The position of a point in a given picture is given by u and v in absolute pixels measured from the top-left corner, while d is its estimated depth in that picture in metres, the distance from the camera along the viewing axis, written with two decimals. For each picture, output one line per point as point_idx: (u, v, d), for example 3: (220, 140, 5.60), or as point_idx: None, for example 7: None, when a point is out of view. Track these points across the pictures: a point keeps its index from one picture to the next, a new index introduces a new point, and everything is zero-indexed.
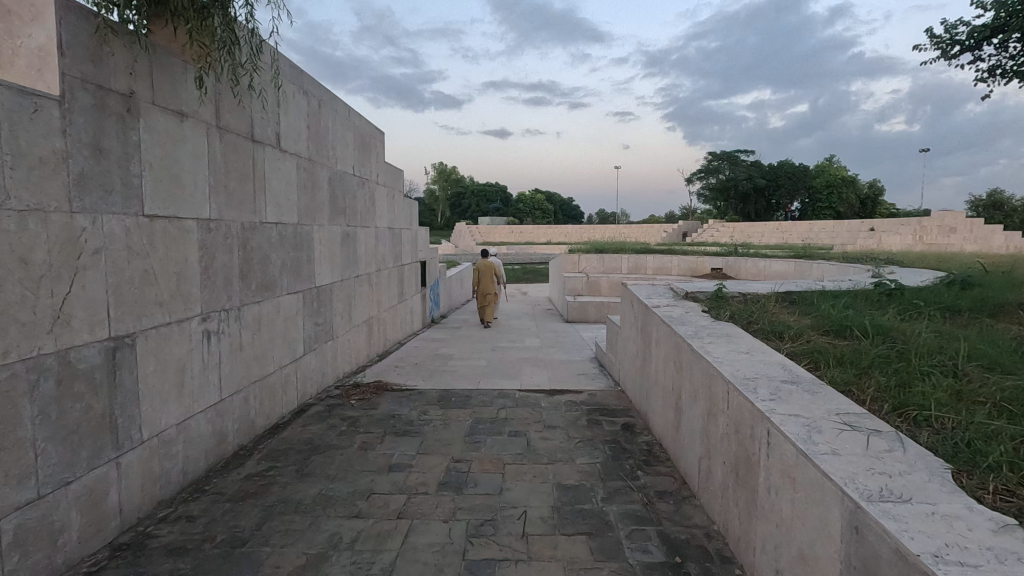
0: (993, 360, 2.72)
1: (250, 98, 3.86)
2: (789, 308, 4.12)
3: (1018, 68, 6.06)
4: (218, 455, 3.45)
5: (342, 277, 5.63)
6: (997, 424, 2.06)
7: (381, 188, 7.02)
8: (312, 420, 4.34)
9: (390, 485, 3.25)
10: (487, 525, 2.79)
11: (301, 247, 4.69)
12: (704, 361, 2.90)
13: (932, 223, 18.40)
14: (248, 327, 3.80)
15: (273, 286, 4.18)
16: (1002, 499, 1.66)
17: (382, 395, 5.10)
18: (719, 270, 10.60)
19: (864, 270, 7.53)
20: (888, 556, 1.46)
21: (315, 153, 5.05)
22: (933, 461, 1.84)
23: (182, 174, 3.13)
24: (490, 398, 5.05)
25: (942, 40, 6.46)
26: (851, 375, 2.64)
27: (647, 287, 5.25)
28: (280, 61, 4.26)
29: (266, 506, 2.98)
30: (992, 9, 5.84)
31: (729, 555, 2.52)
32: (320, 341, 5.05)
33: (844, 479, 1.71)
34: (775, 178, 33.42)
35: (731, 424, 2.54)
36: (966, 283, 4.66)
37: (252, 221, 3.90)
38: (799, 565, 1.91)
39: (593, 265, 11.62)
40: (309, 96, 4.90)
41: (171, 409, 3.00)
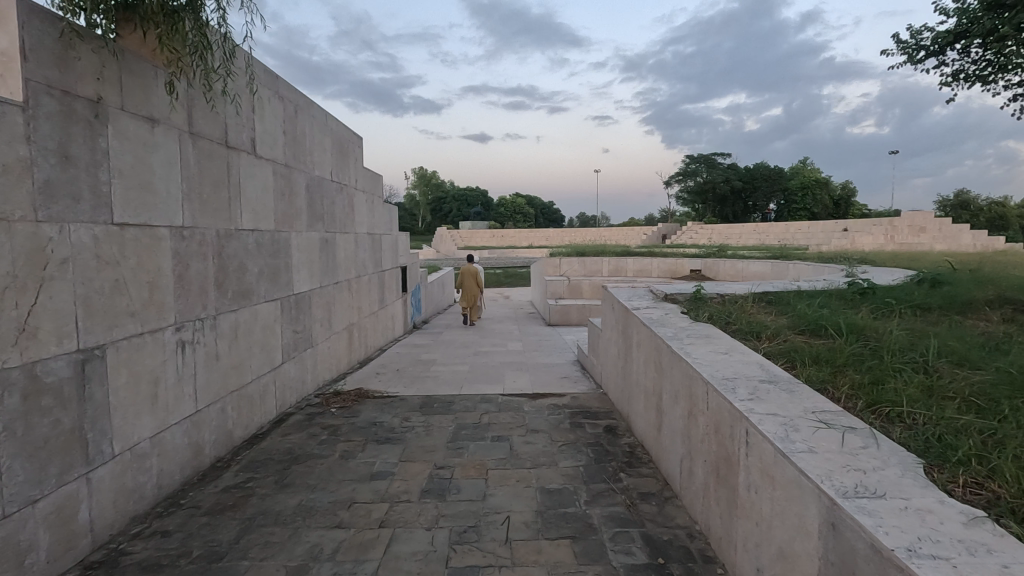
0: (961, 356, 2.80)
1: (224, 104, 3.80)
2: (767, 309, 4.18)
3: (980, 73, 6.27)
4: (194, 467, 3.37)
5: (322, 283, 5.57)
6: (967, 419, 2.12)
7: (361, 194, 6.96)
8: (291, 430, 4.27)
9: (372, 494, 3.21)
10: (470, 531, 2.77)
11: (279, 254, 4.62)
12: (684, 362, 2.93)
13: (902, 223, 18.86)
14: (224, 336, 3.73)
15: (251, 293, 4.12)
16: (971, 491, 1.70)
17: (363, 403, 5.05)
18: (699, 271, 10.72)
19: (839, 270, 7.69)
20: (863, 551, 1.48)
21: (293, 159, 4.99)
22: (906, 457, 1.88)
23: (153, 182, 3.06)
24: (473, 404, 5.02)
25: (908, 46, 6.66)
26: (826, 374, 2.69)
27: (626, 290, 5.29)
28: (254, 65, 4.20)
29: (245, 518, 2.92)
30: (955, 15, 6.04)
31: (711, 555, 2.54)
32: (299, 349, 4.98)
33: (820, 476, 1.74)
34: (752, 181, 33.98)
35: (712, 425, 2.57)
36: (935, 281, 4.79)
37: (228, 229, 3.83)
38: (780, 564, 1.93)
39: (574, 269, 11.66)
40: (285, 101, 4.84)
41: (145, 422, 2.93)
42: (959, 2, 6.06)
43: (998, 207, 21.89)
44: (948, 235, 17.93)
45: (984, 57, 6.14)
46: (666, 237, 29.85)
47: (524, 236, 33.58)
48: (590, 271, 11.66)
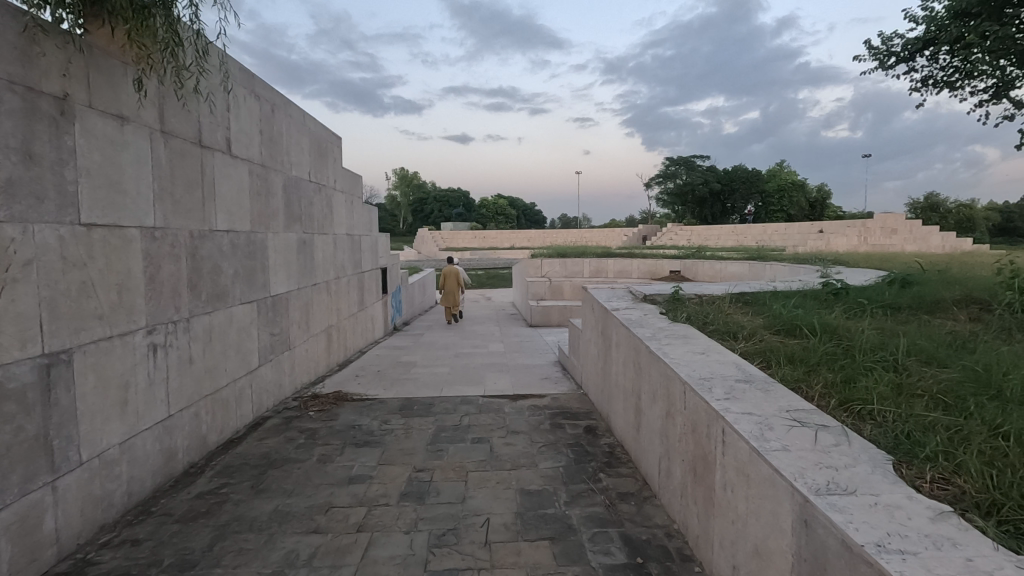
0: (930, 355, 2.87)
1: (197, 102, 3.73)
2: (743, 309, 4.25)
3: (948, 79, 6.46)
4: (166, 474, 3.29)
5: (300, 285, 5.49)
6: (934, 416, 2.17)
7: (339, 194, 6.88)
8: (268, 434, 4.20)
9: (350, 498, 3.17)
10: (449, 534, 2.76)
11: (255, 255, 4.54)
12: (662, 362, 2.96)
13: (875, 225, 19.29)
14: (198, 340, 3.65)
15: (225, 295, 4.04)
16: (938, 487, 1.74)
17: (341, 406, 4.99)
18: (678, 272, 10.84)
19: (814, 271, 7.85)
20: (835, 548, 1.50)
21: (269, 159, 4.92)
22: (876, 454, 1.92)
23: (123, 181, 2.99)
24: (453, 406, 5.00)
25: (879, 52, 6.82)
26: (800, 373, 2.74)
27: (605, 290, 5.31)
28: (228, 63, 4.12)
29: (219, 525, 2.86)
30: (924, 23, 6.21)
31: (689, 553, 2.56)
32: (276, 352, 4.90)
33: (793, 474, 1.77)
34: (730, 183, 34.50)
35: (689, 425, 2.59)
36: (905, 281, 4.90)
37: (202, 229, 3.75)
38: (755, 561, 1.96)
39: (555, 270, 11.68)
40: (261, 100, 4.77)
41: (114, 428, 2.85)
42: (928, 10, 6.24)
43: (965, 210, 22.60)
44: (918, 237, 18.44)
45: (952, 64, 6.32)
46: (646, 237, 30.17)
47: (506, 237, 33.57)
48: (571, 272, 11.69)
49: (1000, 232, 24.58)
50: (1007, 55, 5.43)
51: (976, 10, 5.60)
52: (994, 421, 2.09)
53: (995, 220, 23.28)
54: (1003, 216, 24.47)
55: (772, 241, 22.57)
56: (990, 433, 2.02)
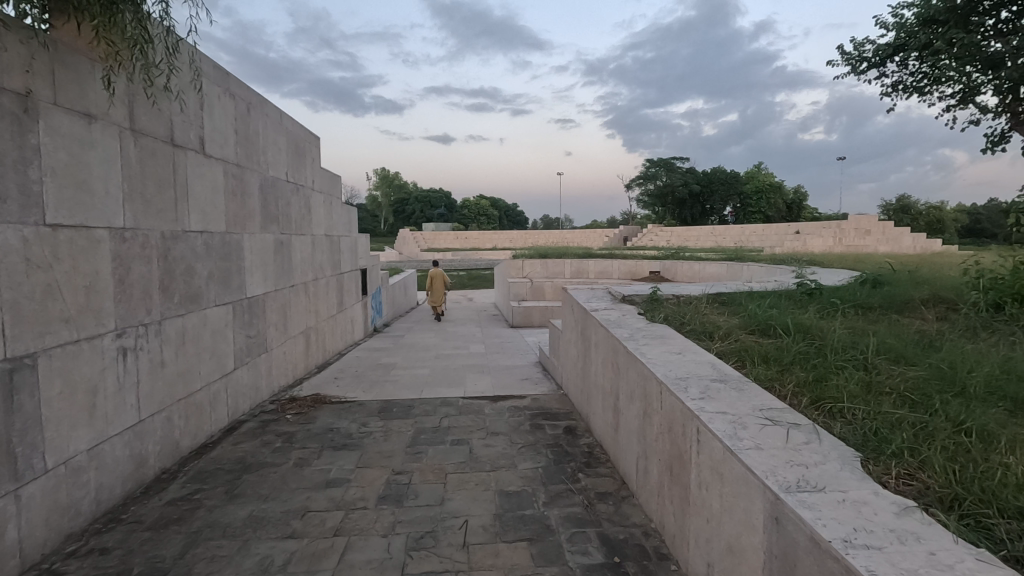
0: (898, 353, 2.94)
1: (168, 100, 3.64)
2: (720, 309, 4.31)
3: (917, 84, 6.64)
4: (137, 480, 3.22)
5: (277, 286, 5.41)
6: (901, 413, 2.22)
7: (318, 195, 6.81)
8: (244, 438, 4.14)
9: (327, 502, 3.14)
10: (427, 537, 2.74)
11: (230, 256, 4.47)
12: (639, 362, 2.98)
13: (850, 227, 19.72)
14: (170, 343, 3.58)
15: (199, 297, 3.96)
16: (904, 482, 1.79)
17: (319, 408, 4.93)
18: (658, 273, 10.95)
19: (789, 272, 8.00)
20: (804, 544, 1.53)
21: (245, 159, 4.84)
22: (845, 451, 1.96)
23: (90, 181, 2.91)
24: (433, 407, 4.98)
25: (851, 57, 6.99)
26: (774, 372, 2.79)
27: (585, 291, 5.34)
28: (200, 61, 4.03)
29: (191, 532, 2.81)
30: (894, 29, 6.37)
31: (665, 552, 2.58)
32: (252, 354, 4.83)
33: (765, 472, 1.79)
34: (709, 184, 34.95)
35: (665, 424, 2.61)
36: (876, 281, 5.00)
37: (174, 230, 3.68)
38: (729, 558, 1.99)
39: (536, 270, 11.54)
40: (236, 99, 4.69)
41: (81, 434, 2.78)
42: (897, 17, 6.41)
43: (935, 211, 23.29)
44: (890, 238, 18.94)
45: (920, 69, 6.50)
46: (627, 237, 30.51)
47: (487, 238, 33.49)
48: (553, 272, 11.58)
49: (968, 233, 25.35)
50: (973, 62, 5.59)
51: (943, 17, 5.77)
52: (958, 417, 2.16)
53: (963, 222, 24.00)
54: (970, 217, 25.22)
55: (750, 242, 22.95)
56: (954, 430, 2.08)
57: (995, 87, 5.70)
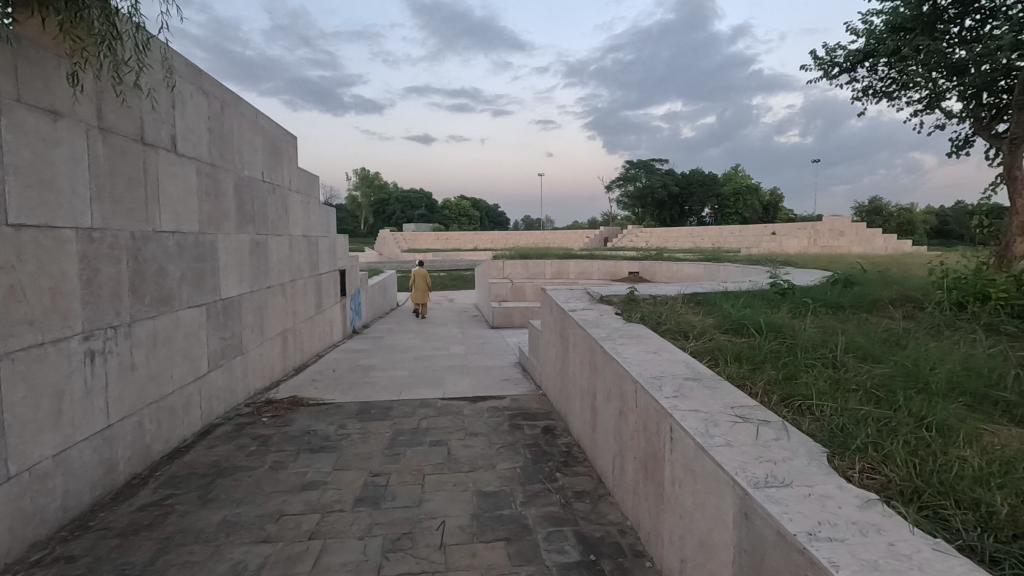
0: (866, 351, 3.02)
1: (138, 98, 3.57)
2: (695, 309, 4.38)
3: (886, 89, 6.81)
4: (106, 486, 3.15)
5: (253, 287, 5.34)
6: (867, 409, 2.29)
7: (295, 195, 6.73)
8: (218, 441, 4.07)
9: (303, 505, 3.10)
10: (404, 539, 2.73)
11: (204, 257, 4.39)
12: (615, 361, 3.02)
13: (824, 228, 20.17)
14: (141, 345, 3.50)
15: (171, 299, 3.89)
16: (867, 476, 1.84)
17: (296, 411, 4.87)
18: (637, 274, 11.03)
19: (764, 272, 8.15)
20: (771, 537, 1.57)
21: (219, 158, 4.75)
22: (812, 446, 2.01)
23: (56, 179, 2.85)
24: (412, 409, 4.96)
25: (823, 62, 7.15)
26: (746, 371, 2.84)
27: (564, 291, 5.37)
28: (172, 58, 3.96)
29: (163, 538, 2.76)
30: (863, 36, 6.53)
31: (640, 549, 2.61)
32: (227, 356, 4.75)
33: (735, 469, 1.83)
34: (688, 186, 35.40)
35: (641, 423, 2.65)
36: (847, 281, 5.12)
37: (145, 230, 3.61)
38: (701, 554, 2.02)
39: (516, 271, 11.61)
40: (210, 97, 4.61)
41: (46, 440, 2.71)
42: (867, 24, 6.56)
43: (906, 214, 23.99)
44: (862, 239, 19.43)
45: (889, 75, 6.67)
46: (607, 239, 30.75)
47: (469, 239, 33.41)
48: (533, 273, 11.66)
49: (937, 233, 26.11)
50: (938, 68, 5.76)
51: (910, 25, 5.92)
52: (920, 412, 2.23)
53: (932, 223, 24.72)
54: (939, 219, 26.02)
55: (728, 243, 23.30)
56: (916, 425, 2.15)
57: (959, 94, 5.87)
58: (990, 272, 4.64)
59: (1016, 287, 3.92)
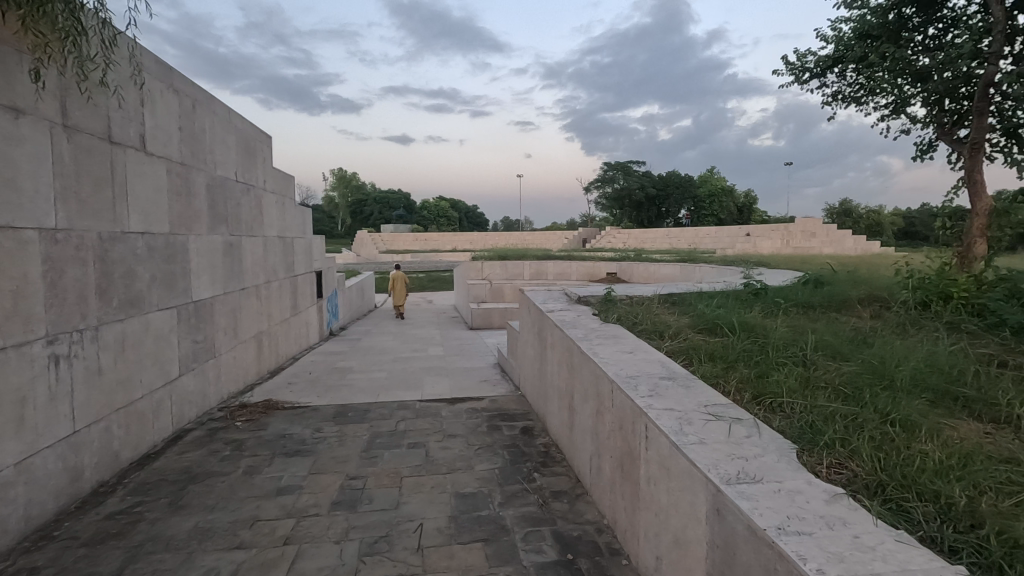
0: (834, 349, 3.10)
1: (105, 95, 3.47)
2: (671, 309, 4.44)
3: (854, 95, 7.00)
4: (72, 494, 3.06)
5: (226, 288, 5.24)
6: (834, 406, 2.35)
7: (270, 196, 6.63)
8: (190, 447, 3.99)
9: (278, 510, 3.06)
10: (381, 542, 2.71)
11: (175, 259, 4.30)
12: (592, 361, 3.04)
13: (796, 229, 20.62)
14: (108, 349, 3.41)
15: (141, 301, 3.80)
16: (835, 471, 1.89)
17: (271, 415, 4.80)
18: (615, 275, 11.13)
19: (738, 273, 8.32)
20: (742, 533, 1.60)
21: (190, 157, 4.66)
22: (782, 443, 2.06)
23: (18, 179, 2.76)
24: (389, 411, 4.93)
25: (795, 68, 7.31)
26: (719, 369, 2.89)
27: (543, 291, 5.40)
28: (140, 55, 3.87)
29: (132, 546, 2.69)
30: (833, 42, 6.70)
31: (617, 547, 2.64)
32: (200, 360, 4.65)
33: (708, 466, 1.86)
34: (665, 187, 35.86)
35: (617, 422, 2.67)
36: (818, 281, 5.25)
37: (113, 230, 3.52)
38: (676, 551, 2.05)
39: (495, 272, 11.63)
40: (181, 95, 4.51)
41: (8, 448, 2.62)
42: (836, 31, 6.73)
43: (874, 216, 24.71)
44: (833, 240, 19.94)
45: (857, 81, 6.86)
46: (585, 240, 30.95)
47: (448, 240, 33.29)
48: (511, 274, 11.69)
49: (904, 235, 26.91)
50: (904, 75, 5.94)
51: (877, 32, 6.09)
52: (885, 409, 2.30)
53: (899, 225, 25.52)
54: (905, 221, 26.86)
55: (704, 244, 23.68)
56: (881, 421, 2.22)
57: (923, 100, 6.06)
58: (952, 272, 4.81)
59: (976, 287, 4.06)
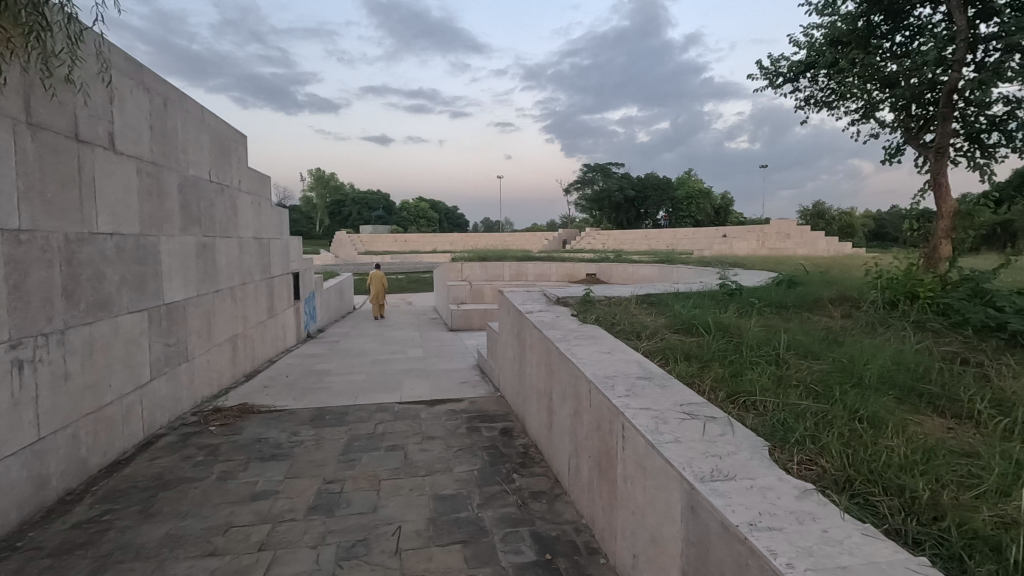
0: (806, 348, 3.17)
1: (71, 92, 3.38)
2: (649, 309, 4.49)
3: (825, 99, 7.16)
4: (37, 503, 2.97)
5: (199, 291, 5.13)
6: (805, 404, 2.40)
7: (245, 196, 6.52)
8: (162, 453, 3.90)
9: (252, 515, 3.01)
10: (358, 546, 2.69)
11: (145, 260, 4.20)
12: (570, 362, 3.06)
13: (771, 230, 21.00)
14: (76, 353, 3.32)
15: (110, 304, 3.70)
16: (805, 467, 1.93)
17: (246, 419, 4.71)
18: (594, 275, 11.20)
19: (714, 274, 8.45)
20: (715, 530, 1.62)
21: (161, 157, 4.55)
22: (755, 441, 2.10)
23: None
24: (368, 413, 4.88)
25: (769, 72, 7.46)
26: (694, 369, 2.93)
27: (522, 292, 5.40)
28: (108, 52, 3.77)
29: (100, 556, 2.62)
30: (805, 48, 6.85)
31: (595, 546, 2.66)
32: (172, 363, 4.55)
33: (683, 464, 1.89)
34: (644, 189, 36.23)
35: (595, 422, 2.69)
36: (791, 281, 5.36)
37: (80, 231, 3.42)
38: (652, 548, 2.08)
39: (475, 273, 11.61)
40: (152, 93, 4.42)
41: None
42: (808, 37, 6.88)
43: (845, 218, 25.34)
44: (807, 242, 20.37)
45: (828, 86, 7.02)
46: (565, 241, 31.08)
47: (427, 241, 33.13)
48: (491, 275, 11.69)
49: (874, 236, 27.61)
50: (872, 80, 6.10)
51: (847, 39, 6.24)
52: (854, 406, 2.36)
53: (869, 226, 26.20)
54: (875, 223, 27.58)
55: (681, 245, 23.98)
56: (850, 418, 2.28)
57: (891, 105, 6.23)
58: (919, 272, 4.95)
59: (941, 287, 4.19)
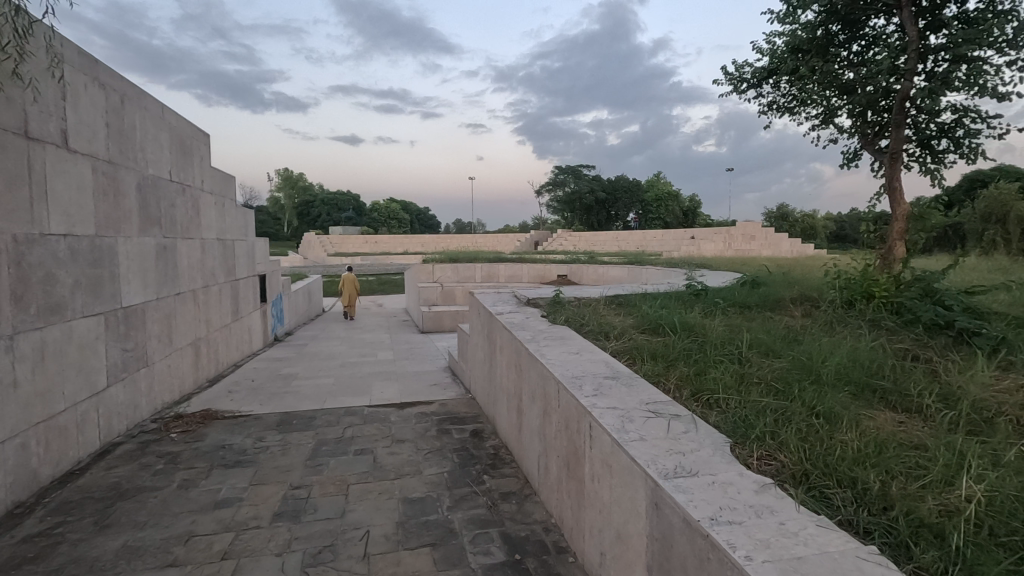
0: (767, 347, 3.26)
1: (19, 88, 3.24)
2: (617, 310, 4.55)
3: (787, 105, 7.38)
4: None
5: (159, 294, 4.98)
6: (766, 401, 2.48)
7: (208, 197, 6.35)
8: (120, 462, 3.77)
9: (215, 524, 2.93)
10: (325, 551, 2.65)
11: (101, 262, 4.05)
12: (539, 363, 3.08)
13: (737, 232, 21.49)
14: (25, 360, 3.18)
15: (63, 308, 3.56)
16: (765, 462, 1.99)
17: (209, 425, 4.59)
18: (565, 276, 11.26)
19: (682, 275, 8.61)
20: (678, 525, 1.66)
21: (119, 155, 4.41)
22: (717, 438, 2.15)
23: None
24: (336, 418, 4.81)
25: (733, 78, 7.65)
26: (660, 368, 2.98)
27: (492, 293, 5.41)
28: (60, 47, 3.63)
29: (51, 570, 2.52)
30: (767, 55, 7.05)
31: (564, 545, 2.68)
32: (130, 369, 4.40)
33: (647, 462, 1.92)
34: (614, 191, 36.65)
35: (563, 421, 2.72)
36: (754, 281, 5.51)
37: (30, 233, 3.28)
38: (618, 546, 2.10)
39: (446, 274, 11.56)
40: (108, 90, 4.27)
41: None
42: (770, 44, 7.08)
43: (807, 220, 26.13)
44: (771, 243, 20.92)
45: (789, 92, 7.24)
46: (536, 242, 31.18)
47: (398, 242, 32.84)
48: (462, 277, 11.65)
49: (834, 238, 28.55)
50: (831, 87, 6.32)
51: (807, 47, 6.45)
52: (811, 403, 2.44)
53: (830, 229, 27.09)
54: (836, 225, 28.52)
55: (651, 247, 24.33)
56: (808, 413, 2.36)
57: (848, 111, 6.47)
58: (874, 272, 5.14)
59: (895, 287, 4.37)
